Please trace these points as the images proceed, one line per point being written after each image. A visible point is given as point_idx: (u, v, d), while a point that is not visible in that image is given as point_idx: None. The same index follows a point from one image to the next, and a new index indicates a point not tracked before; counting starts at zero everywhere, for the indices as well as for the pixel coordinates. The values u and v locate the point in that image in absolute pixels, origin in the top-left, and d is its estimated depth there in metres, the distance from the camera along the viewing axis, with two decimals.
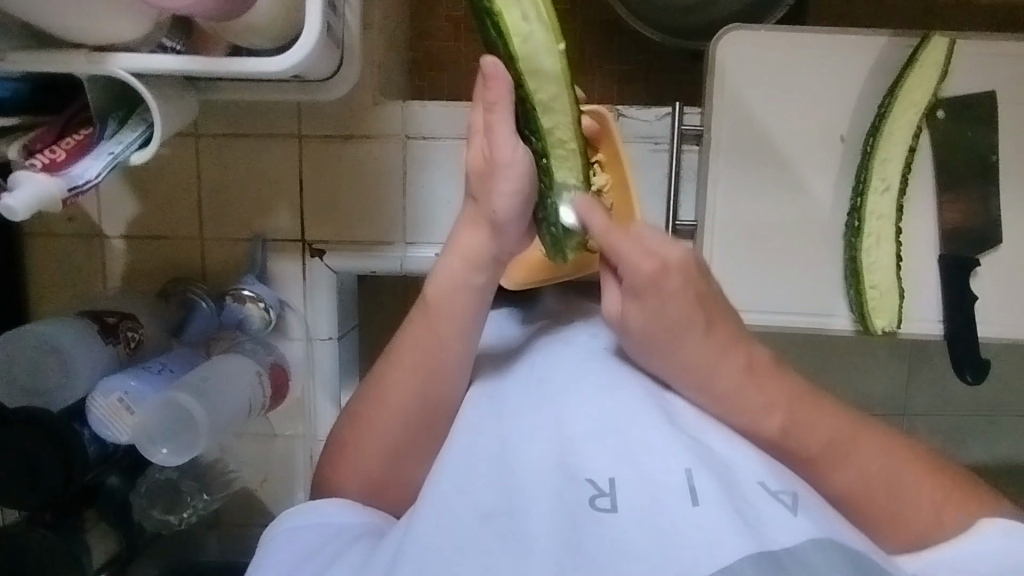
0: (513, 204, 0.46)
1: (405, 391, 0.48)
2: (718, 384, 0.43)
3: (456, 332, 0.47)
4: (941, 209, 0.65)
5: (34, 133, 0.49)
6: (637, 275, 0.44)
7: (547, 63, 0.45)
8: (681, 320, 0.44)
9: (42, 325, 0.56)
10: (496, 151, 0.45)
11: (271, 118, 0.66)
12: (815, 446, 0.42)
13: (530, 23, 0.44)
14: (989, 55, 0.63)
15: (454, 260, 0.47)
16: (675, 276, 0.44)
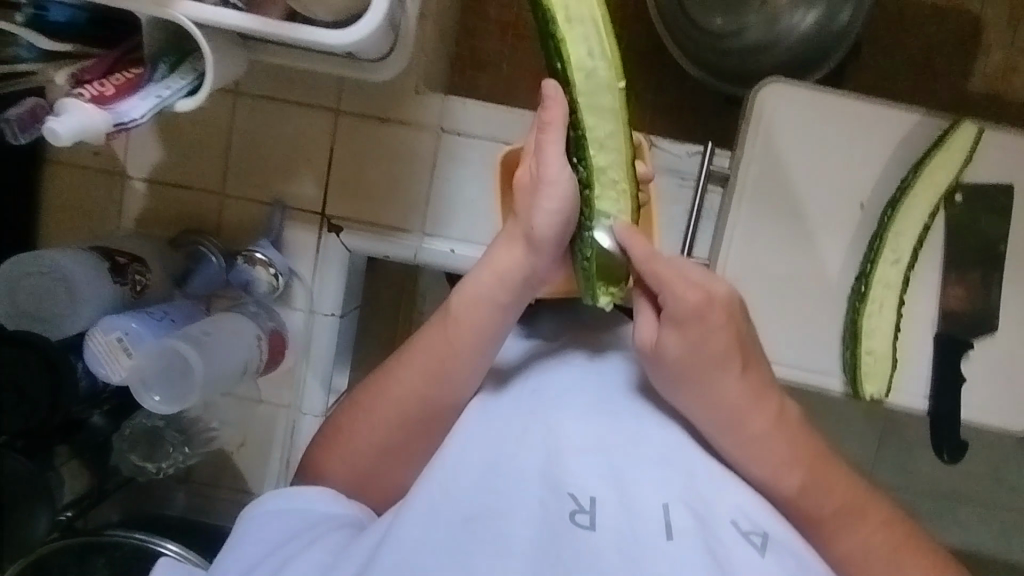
0: (551, 225, 0.44)
1: (409, 393, 0.47)
2: (747, 429, 0.43)
3: (473, 347, 0.46)
4: (945, 289, 0.66)
5: (85, 64, 0.49)
6: (681, 304, 0.44)
7: (605, 101, 0.45)
8: (719, 354, 0.44)
9: (54, 253, 0.55)
10: (543, 169, 0.44)
11: (313, 88, 0.66)
12: (828, 507, 0.43)
13: (595, 61, 0.44)
14: (1013, 149, 0.66)
15: (485, 275, 0.46)
16: (717, 310, 0.44)
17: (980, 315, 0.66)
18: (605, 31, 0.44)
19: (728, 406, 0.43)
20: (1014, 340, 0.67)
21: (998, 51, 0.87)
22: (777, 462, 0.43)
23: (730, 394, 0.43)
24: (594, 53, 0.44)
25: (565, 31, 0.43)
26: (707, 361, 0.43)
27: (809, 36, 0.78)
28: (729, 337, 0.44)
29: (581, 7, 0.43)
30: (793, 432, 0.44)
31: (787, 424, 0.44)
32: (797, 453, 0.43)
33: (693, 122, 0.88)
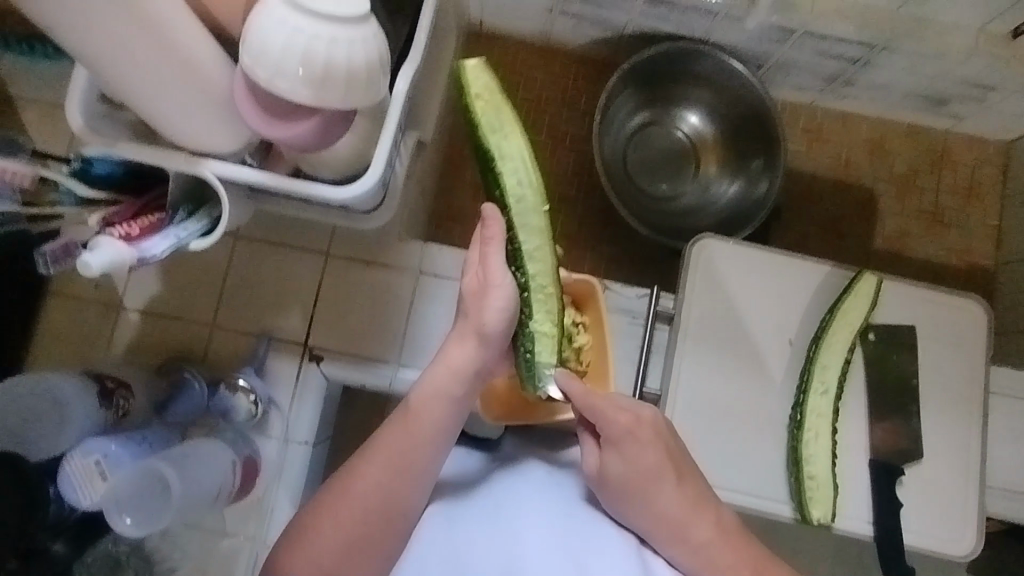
0: (497, 321, 0.55)
1: (373, 485, 0.53)
2: (692, 538, 0.55)
3: (430, 435, 0.55)
4: (871, 417, 0.74)
5: (114, 210, 0.56)
6: (617, 427, 0.57)
7: (532, 219, 0.55)
8: (651, 469, 0.56)
9: (47, 375, 0.59)
10: (487, 274, 0.55)
11: (305, 233, 0.75)
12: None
13: (523, 188, 0.55)
14: (911, 296, 0.77)
15: (441, 371, 0.55)
16: (646, 430, 0.57)
17: (905, 441, 0.74)
18: (531, 166, 0.55)
19: (668, 520, 0.55)
20: (937, 466, 0.74)
21: (892, 218, 1.03)
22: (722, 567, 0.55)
23: (669, 509, 0.55)
24: (523, 183, 0.55)
25: (499, 167, 0.55)
26: (643, 479, 0.55)
27: (734, 201, 0.97)
28: (659, 455, 0.57)
29: (511, 148, 0.55)
30: (731, 538, 0.56)
31: (724, 532, 0.56)
32: (736, 552, 0.55)
33: (642, 269, 0.99)
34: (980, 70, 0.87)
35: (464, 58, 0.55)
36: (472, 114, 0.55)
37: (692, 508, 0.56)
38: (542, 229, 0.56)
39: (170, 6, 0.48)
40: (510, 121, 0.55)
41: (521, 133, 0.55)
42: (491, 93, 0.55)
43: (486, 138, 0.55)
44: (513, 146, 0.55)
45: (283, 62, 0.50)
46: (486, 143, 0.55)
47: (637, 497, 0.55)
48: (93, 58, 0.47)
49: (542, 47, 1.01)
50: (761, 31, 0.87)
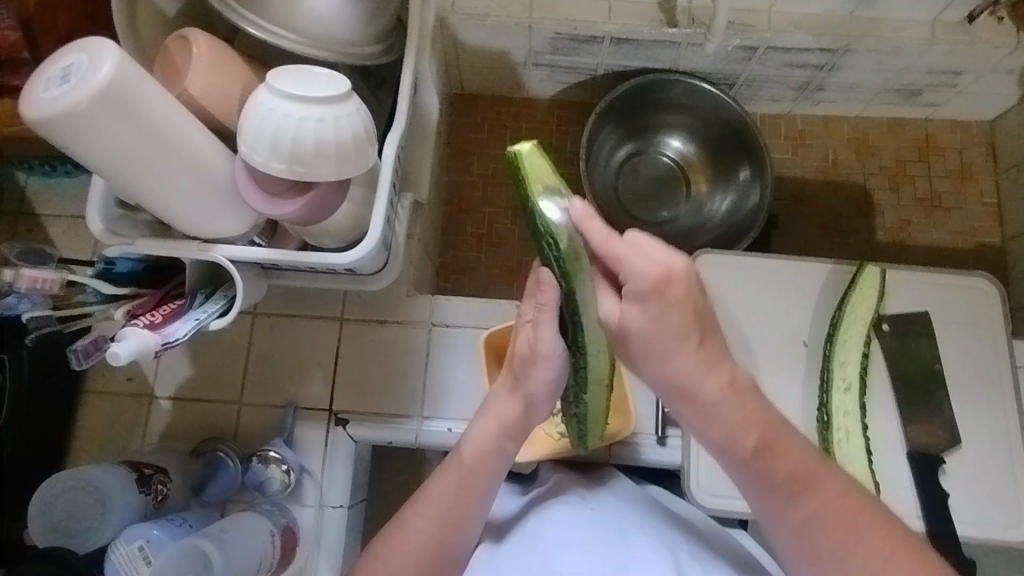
0: (545, 386, 0.54)
1: (426, 537, 0.56)
2: (706, 394, 0.50)
3: (480, 488, 0.57)
4: (900, 407, 0.73)
5: (138, 301, 0.60)
6: (644, 281, 0.46)
7: (600, 303, 0.49)
8: (676, 331, 0.47)
9: (89, 467, 0.61)
10: (538, 345, 0.52)
11: (319, 302, 0.78)
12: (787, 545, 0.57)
13: (584, 263, 0.48)
14: (917, 282, 0.77)
15: (489, 424, 0.58)
16: (676, 285, 0.46)
17: (939, 428, 0.72)
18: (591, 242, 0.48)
19: (682, 377, 0.49)
20: (978, 449, 0.72)
21: (890, 210, 1.04)
22: (730, 425, 0.51)
23: (689, 371, 0.49)
24: (590, 266, 0.48)
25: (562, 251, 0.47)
26: (665, 337, 0.47)
27: (730, 215, 1.00)
28: (687, 308, 0.47)
29: (570, 229, 0.48)
30: (742, 397, 0.51)
31: (737, 390, 0.51)
32: (746, 413, 0.51)
33: None
34: (944, 56, 0.90)
35: (517, 144, 0.47)
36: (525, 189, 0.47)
37: (710, 364, 0.49)
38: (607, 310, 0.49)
39: (169, 111, 0.52)
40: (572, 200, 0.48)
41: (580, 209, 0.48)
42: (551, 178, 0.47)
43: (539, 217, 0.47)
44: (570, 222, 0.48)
45: (277, 144, 0.55)
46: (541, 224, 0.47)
47: (649, 355, 0.48)
48: (104, 166, 0.52)
49: (522, 99, 1.06)
50: (725, 53, 0.91)
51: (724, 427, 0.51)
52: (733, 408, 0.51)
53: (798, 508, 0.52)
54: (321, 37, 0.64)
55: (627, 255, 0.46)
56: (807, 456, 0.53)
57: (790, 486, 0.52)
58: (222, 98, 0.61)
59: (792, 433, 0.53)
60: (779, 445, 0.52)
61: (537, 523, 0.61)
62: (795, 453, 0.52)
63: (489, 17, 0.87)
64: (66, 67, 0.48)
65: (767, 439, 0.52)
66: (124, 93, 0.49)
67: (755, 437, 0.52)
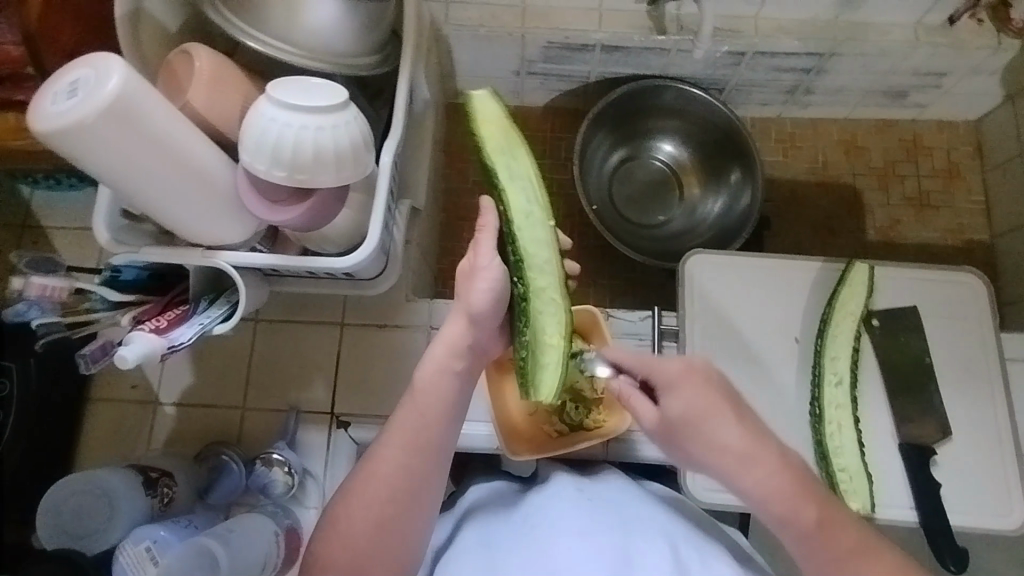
0: (484, 301, 0.56)
1: (391, 465, 0.57)
2: (756, 471, 0.57)
3: (440, 414, 0.58)
4: (891, 401, 0.74)
5: (143, 308, 0.62)
6: (667, 373, 0.59)
7: (541, 235, 0.55)
8: (710, 408, 0.58)
9: (98, 471, 0.62)
10: (477, 261, 0.56)
11: (320, 308, 0.80)
12: (843, 544, 0.55)
13: (531, 205, 0.55)
14: (904, 276, 0.79)
15: (439, 349, 0.59)
16: (700, 373, 0.59)
17: (931, 422, 0.73)
18: (539, 187, 0.56)
19: (731, 451, 0.57)
20: (968, 441, 0.74)
21: (880, 210, 1.06)
22: (786, 500, 0.56)
23: (732, 449, 0.57)
24: (532, 201, 0.55)
25: (499, 180, 0.55)
26: (704, 412, 0.58)
27: (722, 217, 1.02)
28: (715, 392, 0.59)
29: (520, 173, 0.55)
30: (797, 475, 0.57)
31: (788, 466, 0.57)
32: (801, 489, 0.56)
33: (644, 295, 1.03)
34: (927, 58, 0.92)
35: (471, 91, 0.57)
36: (477, 132, 0.55)
37: (753, 440, 0.58)
38: (549, 244, 0.55)
39: (173, 124, 0.54)
40: (518, 142, 0.56)
41: (527, 154, 0.56)
42: (497, 118, 0.56)
43: (492, 159, 0.55)
44: (520, 165, 0.55)
45: (277, 152, 0.56)
46: (493, 165, 0.55)
47: (697, 434, 0.58)
48: (110, 176, 0.53)
49: (516, 108, 1.08)
50: (713, 58, 0.93)
51: (778, 508, 0.56)
52: (786, 489, 0.56)
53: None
54: (317, 48, 0.66)
55: (647, 359, 0.60)
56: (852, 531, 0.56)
57: (851, 554, 0.55)
58: (223, 109, 0.63)
59: (841, 506, 0.57)
60: (834, 522, 0.56)
61: (536, 511, 0.61)
62: (842, 532, 0.56)
63: (482, 27, 0.90)
64: (73, 82, 0.50)
65: (826, 514, 0.56)
66: (130, 108, 0.51)
67: (815, 511, 0.56)
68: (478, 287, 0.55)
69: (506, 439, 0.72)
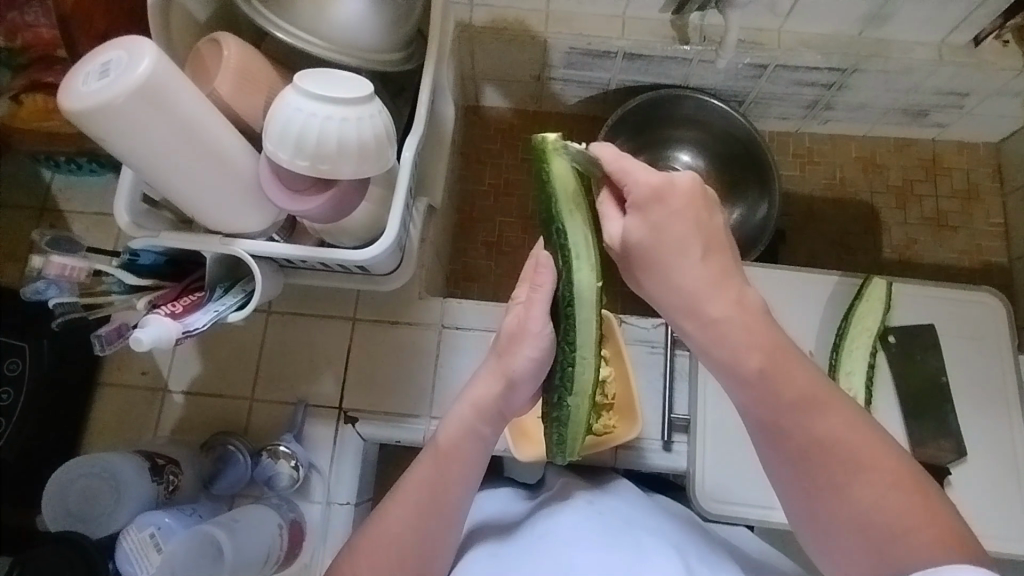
0: (529, 365, 0.57)
1: (406, 530, 0.55)
2: (710, 308, 0.51)
3: (458, 475, 0.57)
4: (905, 420, 0.73)
5: (159, 293, 0.62)
6: (643, 191, 0.52)
7: (586, 299, 0.53)
8: (677, 236, 0.51)
9: (107, 454, 0.62)
10: (528, 322, 0.56)
11: (333, 303, 0.79)
12: (789, 395, 0.50)
13: (579, 265, 0.52)
14: (921, 294, 0.78)
15: (465, 409, 0.58)
16: (678, 197, 0.51)
17: (946, 443, 0.72)
18: (588, 245, 0.53)
19: (684, 285, 0.51)
20: (983, 464, 0.72)
21: (896, 228, 1.05)
22: (732, 343, 0.50)
23: (693, 279, 0.51)
24: (580, 262, 0.52)
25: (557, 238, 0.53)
26: (666, 241, 0.51)
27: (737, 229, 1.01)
28: (689, 219, 0.51)
29: (574, 230, 0.52)
30: (752, 318, 0.51)
31: (745, 307, 0.51)
32: (753, 334, 0.50)
33: None
34: (950, 77, 0.92)
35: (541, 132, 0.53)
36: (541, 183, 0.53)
37: (715, 275, 0.51)
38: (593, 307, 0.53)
39: (200, 109, 0.54)
40: (577, 194, 0.52)
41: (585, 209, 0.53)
42: (562, 169, 0.52)
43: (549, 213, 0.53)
44: (574, 219, 0.53)
45: (301, 142, 0.57)
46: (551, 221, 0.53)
47: (662, 263, 0.52)
48: (134, 159, 0.54)
49: (535, 113, 1.09)
50: (735, 70, 0.93)
51: (726, 348, 0.51)
52: (747, 329, 0.51)
53: (801, 437, 0.49)
54: (344, 43, 0.66)
55: (628, 170, 0.52)
56: (808, 383, 0.50)
57: (818, 440, 0.49)
58: (248, 98, 0.63)
59: (802, 358, 0.51)
60: (787, 366, 0.50)
61: (548, 518, 0.62)
62: (799, 376, 0.50)
63: (506, 30, 0.90)
64: (104, 63, 0.51)
65: (774, 359, 0.50)
66: (158, 91, 0.51)
67: (759, 359, 0.50)
68: (524, 353, 0.56)
69: (515, 442, 0.72)
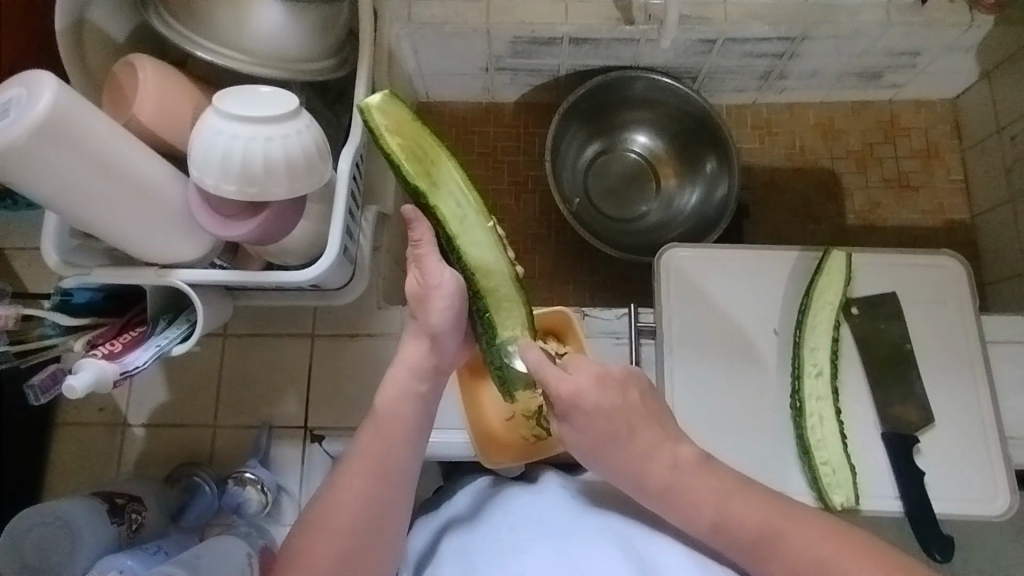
0: (445, 319, 0.58)
1: (357, 496, 0.54)
2: (648, 485, 0.56)
3: (405, 436, 0.57)
4: (872, 390, 0.73)
5: (98, 331, 0.60)
6: (559, 393, 0.55)
7: (481, 235, 0.58)
8: (607, 432, 0.56)
9: (60, 502, 0.61)
10: (428, 277, 0.57)
11: (289, 320, 0.78)
12: (750, 533, 0.53)
13: (464, 209, 0.57)
14: (881, 263, 0.77)
15: (401, 371, 0.59)
16: (591, 391, 0.56)
17: (913, 409, 0.72)
18: (467, 187, 0.57)
19: (637, 471, 0.57)
20: (950, 427, 0.73)
21: (858, 193, 1.05)
22: (683, 510, 0.55)
23: (633, 455, 0.57)
24: (462, 205, 0.57)
25: (430, 192, 0.56)
26: (600, 437, 0.57)
27: (698, 208, 1.01)
28: (608, 409, 0.56)
29: (445, 177, 0.57)
30: (700, 474, 0.56)
31: (690, 468, 0.56)
32: (704, 488, 0.55)
33: (625, 290, 1.02)
34: (900, 38, 0.90)
35: (365, 97, 0.55)
36: (381, 140, 0.55)
37: (649, 445, 0.57)
38: (492, 244, 0.58)
39: (116, 141, 0.53)
40: (433, 145, 0.57)
41: (446, 155, 0.57)
42: (404, 124, 0.56)
43: (407, 165, 0.55)
44: (437, 159, 0.57)
45: (225, 167, 0.54)
46: (413, 176, 0.55)
47: (607, 451, 0.57)
48: (50, 199, 0.51)
49: (487, 105, 1.06)
50: (683, 47, 0.92)
51: (682, 510, 0.55)
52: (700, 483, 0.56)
53: (774, 567, 0.52)
54: (268, 56, 0.64)
55: (543, 374, 0.56)
56: (761, 508, 0.54)
57: (755, 544, 0.53)
58: (171, 123, 0.60)
59: (751, 485, 0.55)
60: (733, 515, 0.54)
61: (515, 517, 0.60)
62: (748, 510, 0.54)
63: (446, 24, 0.88)
64: (5, 103, 0.48)
65: (721, 509, 0.54)
66: (62, 125, 0.48)
67: (709, 513, 0.55)
68: (436, 307, 0.57)
69: (480, 449, 0.71)
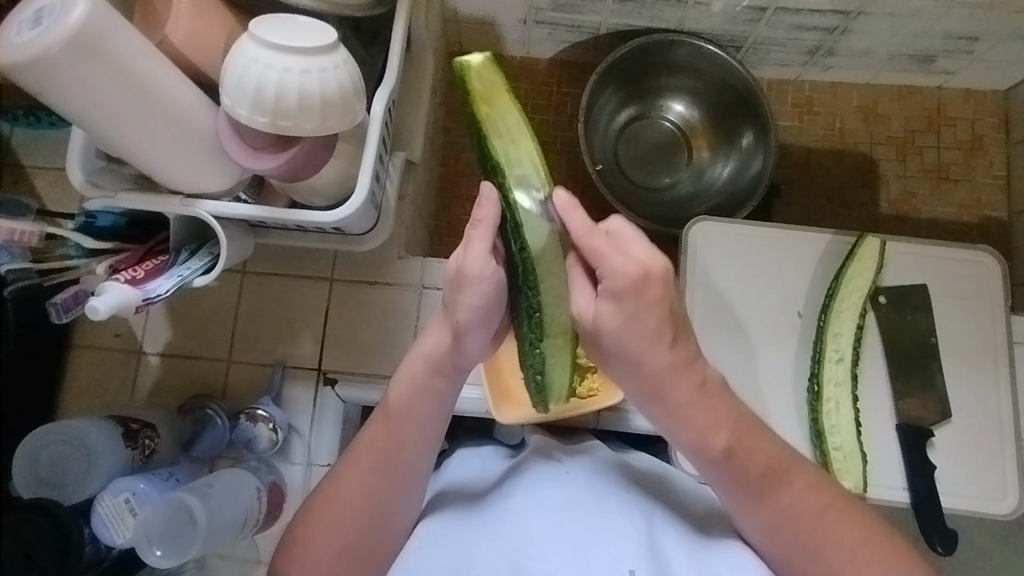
0: (474, 313, 0.54)
1: (359, 488, 0.57)
2: (675, 392, 0.55)
3: (413, 435, 0.58)
4: (892, 380, 0.72)
5: (121, 256, 0.60)
6: (619, 279, 0.52)
7: (547, 230, 0.53)
8: (652, 328, 0.53)
9: (77, 420, 0.61)
10: (465, 266, 0.52)
11: (308, 262, 0.77)
12: (754, 469, 0.55)
13: (537, 197, 0.53)
14: (915, 253, 0.75)
15: (416, 363, 0.58)
16: (653, 286, 0.52)
17: (931, 402, 0.72)
18: (542, 172, 0.54)
19: (654, 368, 0.54)
20: (968, 424, 0.72)
21: (895, 181, 1.02)
22: (699, 424, 0.56)
23: (659, 364, 0.54)
24: (537, 192, 0.53)
25: (503, 165, 0.53)
26: (639, 333, 0.53)
27: (730, 183, 0.98)
28: (659, 312, 0.53)
29: (522, 157, 0.53)
30: (713, 398, 0.56)
31: (708, 390, 0.56)
32: (716, 411, 0.56)
33: None
34: (961, 21, 0.86)
35: (463, 56, 0.53)
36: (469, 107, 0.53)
37: (683, 364, 0.54)
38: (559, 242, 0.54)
39: (150, 62, 0.51)
40: (518, 122, 0.53)
41: (529, 137, 0.54)
42: (494, 93, 0.53)
43: (491, 142, 0.53)
44: (516, 133, 0.54)
45: (258, 99, 0.53)
46: (495, 151, 0.53)
47: (618, 348, 0.54)
48: (81, 116, 0.50)
49: (521, 59, 1.03)
50: (733, 12, 0.88)
51: (696, 421, 0.56)
52: (689, 391, 0.55)
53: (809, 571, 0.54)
54: None
55: (604, 253, 0.52)
56: (768, 450, 0.56)
57: (760, 480, 0.55)
58: (203, 49, 0.59)
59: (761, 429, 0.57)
60: (752, 445, 0.56)
61: (518, 486, 0.57)
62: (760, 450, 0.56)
63: None
64: (39, 10, 0.47)
65: (735, 435, 0.56)
66: (97, 40, 0.47)
67: (723, 437, 0.56)
68: (467, 301, 0.53)
69: (495, 405, 0.70)
